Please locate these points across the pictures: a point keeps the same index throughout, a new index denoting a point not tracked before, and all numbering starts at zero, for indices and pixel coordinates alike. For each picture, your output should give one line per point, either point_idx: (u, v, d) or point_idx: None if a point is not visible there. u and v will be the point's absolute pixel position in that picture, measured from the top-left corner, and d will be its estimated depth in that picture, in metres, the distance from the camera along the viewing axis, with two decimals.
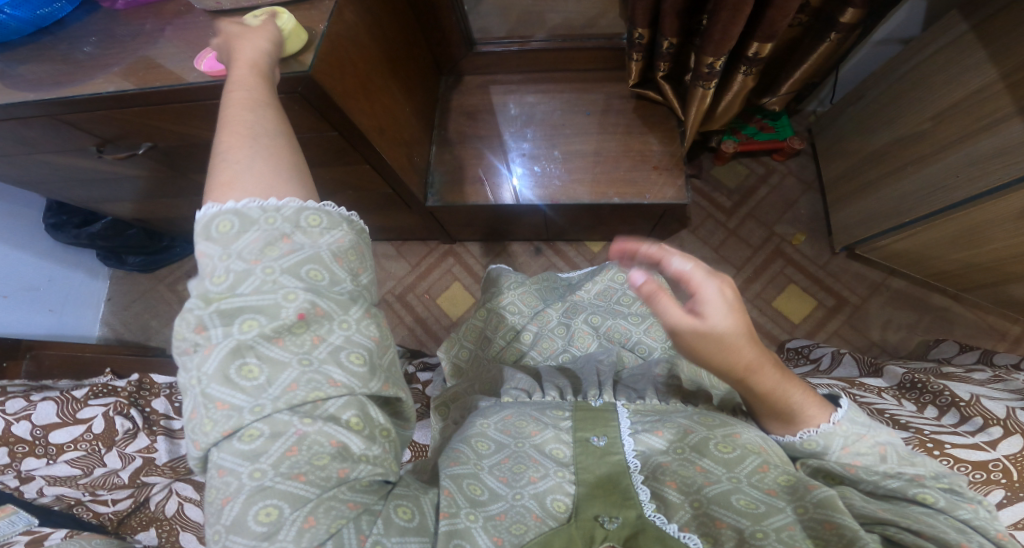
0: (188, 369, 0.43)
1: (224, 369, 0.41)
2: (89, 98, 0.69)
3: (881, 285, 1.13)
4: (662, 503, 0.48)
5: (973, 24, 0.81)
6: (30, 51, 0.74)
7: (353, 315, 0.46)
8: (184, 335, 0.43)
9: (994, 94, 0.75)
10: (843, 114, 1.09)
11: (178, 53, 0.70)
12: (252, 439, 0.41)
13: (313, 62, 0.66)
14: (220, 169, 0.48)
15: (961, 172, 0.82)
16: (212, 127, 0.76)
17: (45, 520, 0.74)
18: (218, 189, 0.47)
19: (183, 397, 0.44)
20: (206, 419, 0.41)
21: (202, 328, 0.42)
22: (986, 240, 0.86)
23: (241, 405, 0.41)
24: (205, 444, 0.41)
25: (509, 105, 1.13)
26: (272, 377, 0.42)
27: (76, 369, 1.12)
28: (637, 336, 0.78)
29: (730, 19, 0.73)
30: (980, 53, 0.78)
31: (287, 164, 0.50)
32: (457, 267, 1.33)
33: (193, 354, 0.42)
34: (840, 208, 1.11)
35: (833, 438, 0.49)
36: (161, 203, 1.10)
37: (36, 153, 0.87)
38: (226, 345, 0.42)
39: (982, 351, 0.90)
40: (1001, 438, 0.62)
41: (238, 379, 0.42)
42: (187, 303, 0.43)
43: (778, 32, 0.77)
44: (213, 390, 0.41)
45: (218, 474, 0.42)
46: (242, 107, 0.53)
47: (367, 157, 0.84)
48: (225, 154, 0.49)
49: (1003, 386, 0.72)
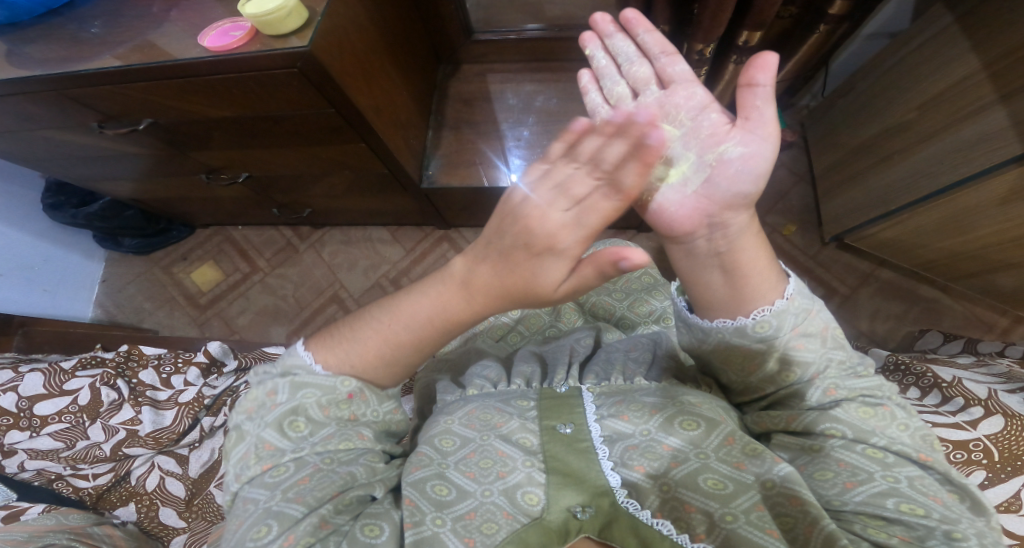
0: (251, 420, 0.53)
1: (279, 420, 0.51)
2: (94, 73, 0.70)
3: (869, 276, 1.15)
4: (634, 488, 0.50)
5: (958, 17, 0.83)
6: (40, 32, 0.76)
7: (388, 404, 0.57)
8: (255, 393, 0.54)
9: (977, 83, 0.77)
10: (834, 106, 1.11)
11: (182, 31, 0.71)
12: (279, 475, 0.50)
13: (313, 38, 0.66)
14: (365, 339, 0.55)
15: (945, 160, 0.83)
16: (212, 104, 0.76)
17: (23, 495, 0.82)
18: (349, 349, 0.55)
19: (235, 442, 0.53)
20: (252, 456, 0.51)
21: (272, 393, 0.53)
22: (970, 227, 0.88)
23: (283, 448, 0.51)
24: (244, 478, 0.51)
25: (506, 93, 1.15)
26: (313, 431, 0.52)
27: (66, 345, 1.12)
28: (621, 312, 0.80)
29: (719, 7, 0.74)
30: (965, 44, 0.80)
31: (402, 364, 0.56)
32: (452, 253, 1.34)
33: (257, 407, 0.53)
34: (830, 199, 1.13)
35: (786, 316, 0.50)
36: (160, 184, 1.11)
37: (38, 129, 0.87)
38: (286, 404, 0.52)
39: (966, 339, 0.92)
40: (981, 418, 0.65)
41: (286, 429, 0.51)
42: (270, 372, 0.55)
43: (768, 21, 0.79)
44: (264, 434, 0.51)
45: (242, 503, 0.49)
46: (422, 307, 0.54)
47: (363, 135, 0.85)
48: (373, 330, 0.56)
49: (986, 370, 0.74)
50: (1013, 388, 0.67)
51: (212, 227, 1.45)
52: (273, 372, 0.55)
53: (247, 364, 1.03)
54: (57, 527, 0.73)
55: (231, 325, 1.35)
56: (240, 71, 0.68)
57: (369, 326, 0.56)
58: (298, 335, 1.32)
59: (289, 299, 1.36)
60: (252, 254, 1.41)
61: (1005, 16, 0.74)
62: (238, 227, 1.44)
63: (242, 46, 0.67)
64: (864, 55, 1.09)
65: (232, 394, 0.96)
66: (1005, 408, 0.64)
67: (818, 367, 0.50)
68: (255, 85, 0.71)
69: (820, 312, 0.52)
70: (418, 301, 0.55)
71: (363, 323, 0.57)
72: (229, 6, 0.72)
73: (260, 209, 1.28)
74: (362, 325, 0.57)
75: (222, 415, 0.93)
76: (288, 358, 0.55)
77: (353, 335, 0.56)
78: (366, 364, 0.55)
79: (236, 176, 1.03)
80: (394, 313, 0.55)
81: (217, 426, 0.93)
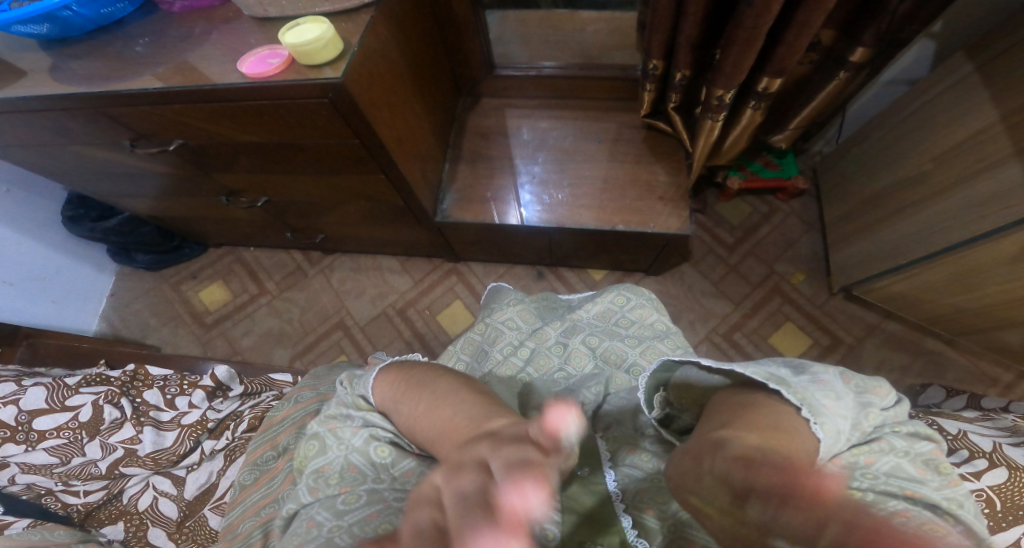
0: (339, 438, 0.64)
1: (367, 448, 0.63)
2: (136, 94, 0.73)
3: (875, 327, 1.15)
4: (643, 529, 0.53)
5: (977, 67, 0.85)
6: (88, 48, 0.79)
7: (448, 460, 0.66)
8: (338, 411, 0.67)
9: (994, 134, 0.79)
10: (850, 153, 1.13)
11: (222, 55, 0.74)
12: (351, 502, 0.60)
13: (346, 70, 0.69)
14: (412, 396, 0.62)
15: (959, 213, 0.85)
16: (245, 130, 0.79)
17: (9, 508, 0.80)
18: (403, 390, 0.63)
19: (320, 454, 0.64)
20: (334, 476, 0.62)
21: (353, 422, 0.65)
22: (982, 283, 0.88)
23: (365, 473, 0.63)
24: (320, 494, 0.62)
25: (523, 129, 1.18)
26: (395, 461, 0.63)
27: (69, 358, 1.11)
28: (632, 358, 0.75)
29: (743, 51, 0.77)
30: (983, 94, 0.82)
31: (424, 437, 0.58)
32: (460, 285, 1.35)
33: (340, 429, 0.65)
34: (841, 249, 1.15)
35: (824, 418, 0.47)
36: (180, 202, 1.13)
37: (71, 144, 0.90)
38: (366, 433, 0.64)
39: (970, 395, 0.90)
40: (985, 469, 0.64)
41: (374, 455, 0.63)
42: (350, 403, 0.68)
43: (788, 68, 0.82)
44: (354, 456, 0.63)
45: (312, 521, 0.60)
46: (459, 398, 0.58)
47: (383, 166, 0.88)
48: (422, 390, 0.61)
49: (991, 423, 0.73)
50: (1017, 441, 0.67)
51: (225, 247, 1.46)
52: (351, 396, 0.68)
53: (253, 390, 1.01)
54: (40, 542, 0.71)
55: (234, 346, 1.35)
56: (276, 98, 0.71)
57: (409, 372, 0.65)
58: (300, 360, 1.31)
59: (294, 323, 1.36)
60: (261, 276, 1.42)
61: (1023, 70, 0.76)
62: (250, 248, 1.45)
63: (279, 74, 0.70)
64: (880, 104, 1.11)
65: (235, 419, 0.94)
66: (1010, 460, 0.64)
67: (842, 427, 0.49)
68: (287, 112, 0.74)
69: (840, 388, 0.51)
70: (440, 381, 0.62)
71: (419, 375, 0.64)
72: (269, 33, 0.75)
73: (273, 232, 1.30)
74: (415, 376, 0.64)
75: (224, 439, 0.91)
76: (359, 389, 0.67)
77: (406, 382, 0.64)
78: (405, 413, 0.61)
79: (255, 200, 1.05)
80: (416, 385, 0.62)
81: (218, 450, 0.90)
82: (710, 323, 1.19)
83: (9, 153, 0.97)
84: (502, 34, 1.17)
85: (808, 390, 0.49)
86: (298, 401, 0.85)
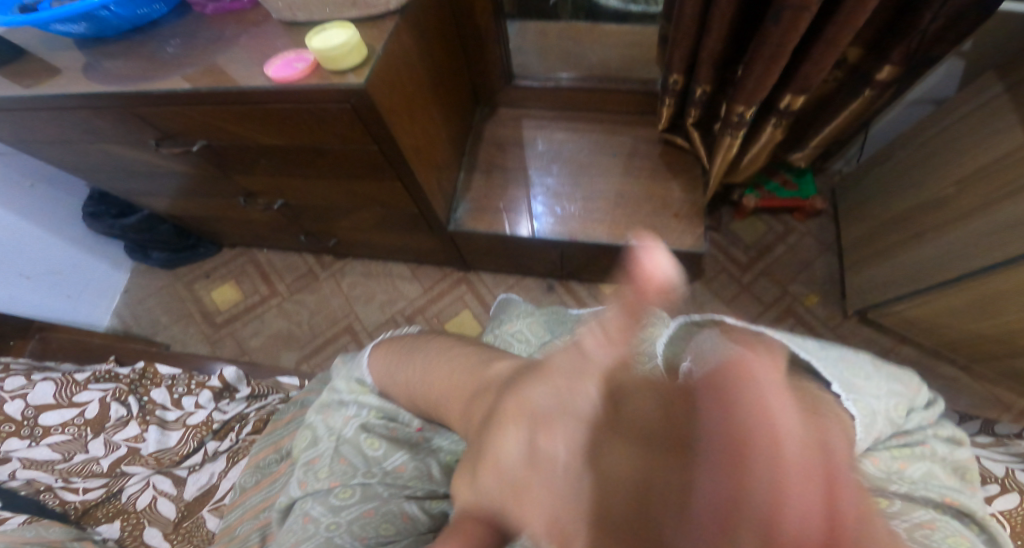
0: (334, 428, 0.66)
1: (356, 439, 0.65)
2: (164, 95, 0.74)
3: (890, 351, 1.13)
4: None
5: (1004, 88, 0.84)
6: (120, 48, 0.81)
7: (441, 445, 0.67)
8: (334, 401, 0.70)
9: (1021, 159, 0.78)
10: (870, 174, 1.13)
11: (250, 58, 0.75)
12: (345, 496, 0.61)
13: (369, 75, 0.70)
14: (416, 367, 0.65)
15: (983, 239, 0.84)
16: (266, 133, 0.80)
17: (6, 504, 0.77)
18: (405, 358, 0.66)
19: (312, 446, 0.66)
20: (325, 470, 0.63)
21: (348, 414, 0.67)
22: (1002, 311, 0.87)
23: (355, 466, 0.63)
24: (312, 488, 0.62)
25: (539, 140, 1.19)
26: (386, 454, 0.64)
27: (81, 353, 1.14)
28: None
29: (767, 68, 0.78)
30: (1013, 115, 0.80)
31: (437, 402, 0.60)
32: (469, 295, 1.34)
33: (334, 417, 0.68)
34: (857, 271, 1.14)
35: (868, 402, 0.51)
36: (198, 202, 1.14)
37: (97, 142, 0.92)
38: (360, 420, 0.66)
39: (984, 420, 0.87)
40: (996, 494, 0.63)
41: (364, 448, 0.64)
42: (342, 392, 0.70)
43: (813, 86, 0.82)
44: (344, 449, 0.64)
45: (304, 518, 0.61)
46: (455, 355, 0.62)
47: (400, 174, 0.88)
48: (430, 351, 0.65)
49: (1004, 449, 0.72)
50: None
51: (238, 247, 1.47)
52: (349, 380, 0.71)
53: (261, 392, 1.02)
54: (34, 539, 0.71)
55: (243, 346, 1.35)
56: (300, 102, 0.72)
57: (398, 346, 0.70)
58: (307, 363, 1.32)
59: (303, 326, 1.36)
60: (272, 278, 1.43)
61: None
62: (264, 250, 1.46)
63: (304, 79, 0.71)
64: (903, 123, 1.10)
65: (241, 420, 0.95)
66: (1022, 487, 0.63)
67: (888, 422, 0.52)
68: (308, 116, 0.75)
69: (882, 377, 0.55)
70: (432, 346, 0.66)
71: (420, 344, 0.68)
72: (297, 37, 0.76)
73: (288, 234, 1.31)
74: (411, 342, 0.69)
75: (228, 440, 0.91)
76: (357, 375, 0.71)
77: (403, 351, 0.68)
78: (417, 387, 0.63)
79: (272, 203, 1.07)
80: (405, 354, 0.67)
81: (221, 451, 0.90)
82: None
83: (37, 151, 1.00)
84: (521, 44, 1.19)
85: (836, 369, 0.53)
86: (304, 406, 0.86)
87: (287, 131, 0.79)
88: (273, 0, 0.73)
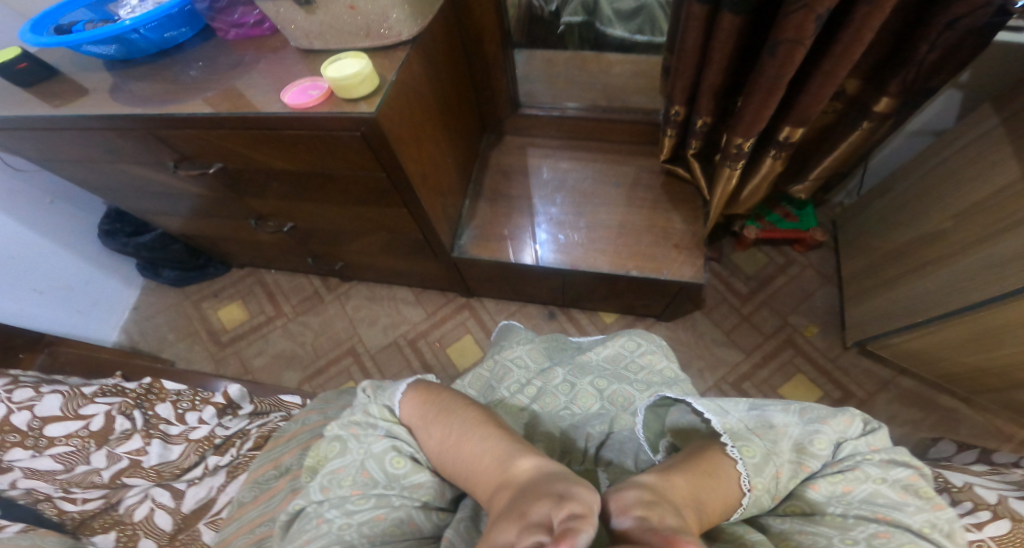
0: (360, 442, 0.64)
1: (383, 455, 0.62)
2: (186, 117, 0.78)
3: (890, 383, 1.12)
4: None
5: (999, 122, 0.86)
6: (146, 70, 0.86)
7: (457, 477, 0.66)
8: (363, 418, 0.66)
9: (1015, 193, 0.80)
10: (871, 207, 1.15)
11: (269, 83, 0.79)
12: (360, 504, 0.60)
13: (380, 105, 0.74)
14: (450, 432, 0.62)
15: (980, 272, 0.85)
16: (281, 156, 0.84)
17: (5, 513, 0.81)
18: (439, 417, 0.64)
19: (334, 455, 0.63)
20: (347, 477, 0.61)
21: (377, 433, 0.64)
22: (1002, 343, 0.87)
23: (376, 478, 0.61)
24: (332, 492, 0.61)
25: (543, 169, 1.22)
26: (408, 473, 0.62)
27: (89, 368, 1.14)
28: (640, 403, 0.75)
29: (764, 102, 0.81)
30: (1007, 148, 0.83)
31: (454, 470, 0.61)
32: (472, 320, 1.36)
33: (363, 435, 0.64)
34: (857, 304, 1.14)
35: (761, 445, 0.57)
36: (210, 222, 1.18)
37: (118, 162, 0.95)
38: (389, 442, 0.63)
39: (982, 450, 0.87)
40: (988, 521, 0.64)
41: (388, 463, 0.62)
42: (371, 409, 0.66)
43: (811, 118, 0.85)
44: (368, 463, 0.62)
45: (316, 521, 0.60)
46: (478, 429, 0.62)
47: (406, 200, 0.91)
48: (463, 416, 0.63)
49: (1001, 477, 0.73)
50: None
51: (247, 268, 1.50)
52: (376, 405, 0.67)
53: (262, 409, 1.01)
54: None
55: (246, 366, 1.37)
56: (312, 128, 0.76)
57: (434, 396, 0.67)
58: (309, 384, 1.32)
59: (306, 347, 1.38)
60: (279, 298, 1.45)
61: None
62: (271, 271, 1.49)
63: (318, 105, 0.75)
64: (902, 155, 1.13)
65: (242, 436, 0.96)
66: (1014, 513, 0.64)
67: (795, 459, 0.57)
68: (321, 142, 0.78)
69: (786, 421, 0.59)
70: (468, 411, 0.64)
71: (453, 400, 0.66)
72: (313, 64, 0.80)
73: (295, 256, 1.34)
74: (445, 398, 0.66)
75: (228, 456, 0.92)
76: (387, 399, 0.67)
77: (437, 406, 0.65)
78: (443, 450, 0.62)
79: (282, 225, 1.10)
80: (444, 412, 0.64)
81: (221, 466, 0.91)
82: (720, 371, 1.18)
83: (60, 169, 1.04)
84: (528, 73, 1.24)
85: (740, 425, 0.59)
86: (305, 423, 0.86)
87: (316, 146, 0.80)
88: (292, 29, 0.78)
